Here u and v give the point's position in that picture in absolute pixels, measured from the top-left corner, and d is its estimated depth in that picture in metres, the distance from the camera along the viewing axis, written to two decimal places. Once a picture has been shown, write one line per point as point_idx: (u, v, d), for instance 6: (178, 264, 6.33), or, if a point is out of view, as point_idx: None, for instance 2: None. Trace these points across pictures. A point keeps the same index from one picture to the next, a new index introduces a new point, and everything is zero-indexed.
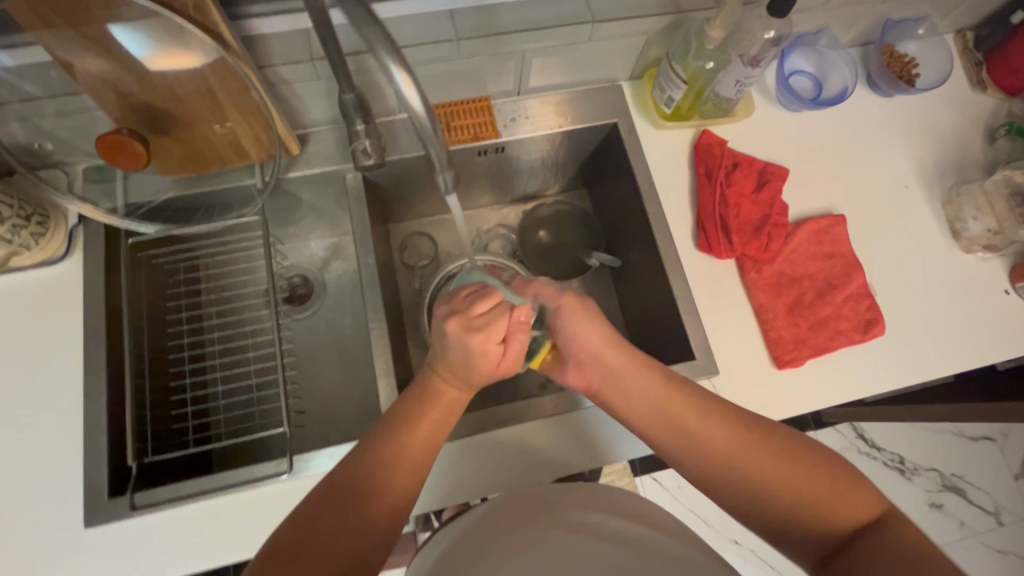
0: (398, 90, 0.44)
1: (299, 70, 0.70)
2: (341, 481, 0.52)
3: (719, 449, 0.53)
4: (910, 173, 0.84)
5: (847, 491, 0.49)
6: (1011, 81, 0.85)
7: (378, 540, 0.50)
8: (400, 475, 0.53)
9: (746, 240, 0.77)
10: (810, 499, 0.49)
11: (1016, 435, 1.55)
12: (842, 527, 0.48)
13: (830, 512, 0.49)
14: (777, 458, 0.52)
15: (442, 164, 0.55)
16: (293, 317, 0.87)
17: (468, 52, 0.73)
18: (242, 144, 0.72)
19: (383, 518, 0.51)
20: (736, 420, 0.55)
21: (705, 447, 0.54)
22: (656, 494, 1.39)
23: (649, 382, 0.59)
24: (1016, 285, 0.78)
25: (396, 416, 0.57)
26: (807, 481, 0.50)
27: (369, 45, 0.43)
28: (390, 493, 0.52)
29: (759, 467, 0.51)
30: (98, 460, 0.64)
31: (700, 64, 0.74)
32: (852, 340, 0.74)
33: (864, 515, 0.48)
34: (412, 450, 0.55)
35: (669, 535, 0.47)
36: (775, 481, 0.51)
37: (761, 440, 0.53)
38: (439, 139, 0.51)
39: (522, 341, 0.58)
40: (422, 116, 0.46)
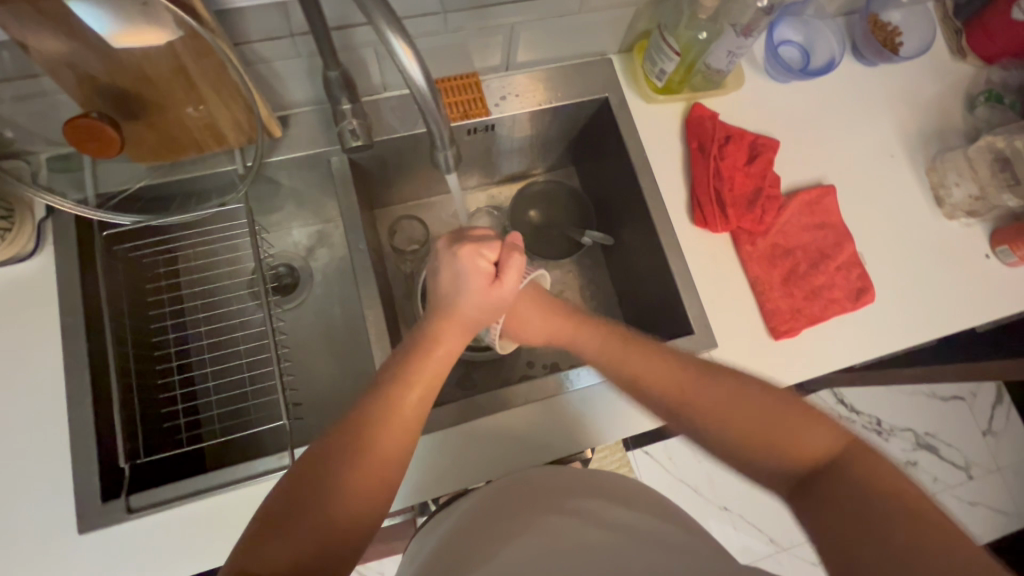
0: (397, 61, 0.42)
1: (278, 47, 0.66)
2: (333, 447, 0.49)
3: (662, 388, 0.56)
4: (896, 142, 0.85)
5: (803, 431, 0.50)
6: (989, 48, 0.87)
7: (361, 515, 0.48)
8: (383, 442, 0.51)
9: (741, 213, 0.77)
10: (766, 433, 0.50)
11: (984, 393, 1.63)
12: (805, 462, 0.49)
13: (792, 445, 0.49)
14: (730, 400, 0.53)
15: (443, 141, 0.53)
16: (282, 307, 0.84)
17: (456, 24, 0.70)
18: (220, 128, 0.69)
19: (372, 489, 0.49)
20: (677, 359, 0.57)
21: (657, 400, 0.56)
22: (647, 467, 1.42)
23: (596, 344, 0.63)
24: (996, 249, 0.80)
25: (389, 370, 0.56)
26: (755, 420, 0.51)
27: (366, 12, 0.40)
28: (378, 468, 0.50)
29: (712, 411, 0.53)
30: (87, 466, 0.61)
31: (693, 35, 0.73)
32: (844, 309, 0.75)
33: (819, 455, 0.48)
34: (402, 410, 0.53)
35: (675, 526, 0.49)
36: (727, 415, 0.52)
37: (707, 384, 0.54)
38: (441, 114, 0.49)
39: (515, 265, 0.60)
40: (423, 89, 0.45)
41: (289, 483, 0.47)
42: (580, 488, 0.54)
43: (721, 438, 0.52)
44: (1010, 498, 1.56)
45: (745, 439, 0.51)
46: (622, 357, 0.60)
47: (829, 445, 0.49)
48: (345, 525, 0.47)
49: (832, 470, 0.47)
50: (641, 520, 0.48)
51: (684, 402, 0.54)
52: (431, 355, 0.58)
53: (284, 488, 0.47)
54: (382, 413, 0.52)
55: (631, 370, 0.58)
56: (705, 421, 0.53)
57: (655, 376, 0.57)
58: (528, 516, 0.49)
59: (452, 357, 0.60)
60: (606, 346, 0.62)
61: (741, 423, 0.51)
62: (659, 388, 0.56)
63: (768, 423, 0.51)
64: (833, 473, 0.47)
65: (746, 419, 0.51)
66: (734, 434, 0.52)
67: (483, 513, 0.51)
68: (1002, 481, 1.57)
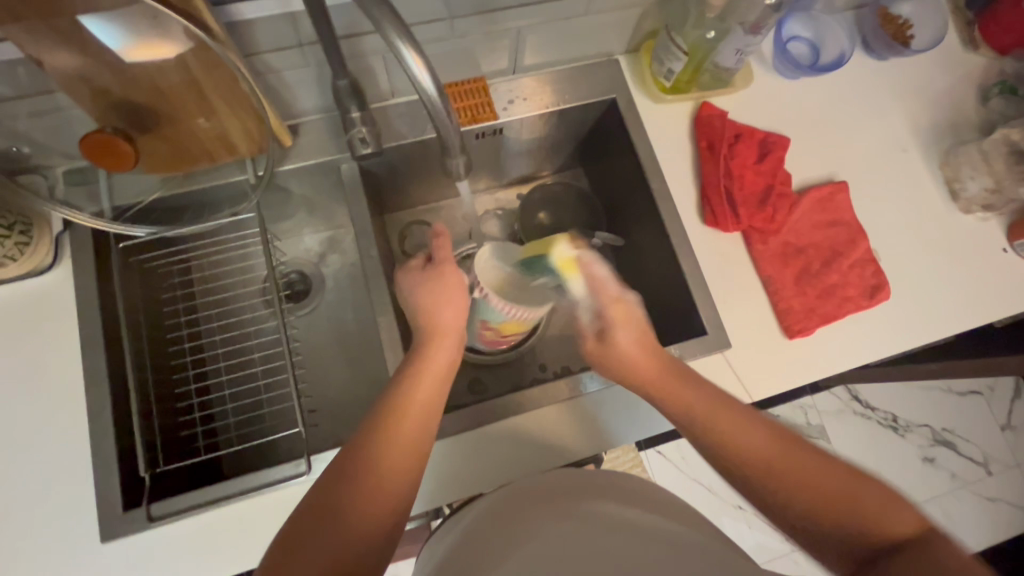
0: (408, 71, 0.42)
1: (287, 56, 0.66)
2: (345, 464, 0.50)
3: (745, 447, 0.55)
4: (909, 136, 0.84)
5: (888, 509, 0.49)
6: (1003, 39, 0.85)
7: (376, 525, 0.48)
8: (392, 453, 0.51)
9: (752, 212, 0.76)
10: (843, 500, 0.50)
11: (1001, 387, 1.61)
12: (884, 540, 0.47)
13: (873, 521, 0.48)
14: (816, 471, 0.52)
15: (454, 148, 0.53)
16: (295, 314, 0.85)
17: (463, 30, 0.70)
18: (231, 138, 0.69)
19: (385, 500, 0.50)
20: (763, 422, 0.56)
21: (741, 458, 0.55)
22: (660, 466, 1.42)
23: (691, 395, 0.59)
24: (1014, 243, 0.79)
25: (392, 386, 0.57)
26: (833, 486, 0.51)
27: (376, 23, 0.40)
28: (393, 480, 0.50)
29: (792, 473, 0.52)
30: (108, 475, 0.62)
31: (701, 34, 0.73)
32: (859, 306, 0.74)
33: (905, 531, 0.48)
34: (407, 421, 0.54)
35: (692, 531, 0.49)
36: (807, 482, 0.51)
37: (794, 451, 0.54)
38: (451, 122, 0.49)
39: (441, 241, 0.65)
40: (433, 97, 0.45)
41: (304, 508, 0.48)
42: (598, 490, 0.54)
43: (788, 501, 0.51)
44: None
45: (820, 507, 0.50)
46: (674, 383, 0.60)
47: (914, 523, 0.48)
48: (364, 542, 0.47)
49: (919, 545, 0.46)
50: (658, 524, 0.48)
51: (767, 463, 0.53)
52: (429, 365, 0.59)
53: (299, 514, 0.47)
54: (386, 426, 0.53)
55: (718, 420, 0.57)
56: (783, 489, 0.52)
57: (744, 436, 0.55)
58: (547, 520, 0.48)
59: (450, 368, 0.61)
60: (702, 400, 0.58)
61: (818, 487, 0.51)
62: (748, 446, 0.55)
63: (846, 496, 0.50)
64: (919, 547, 0.46)
65: (824, 484, 0.51)
66: (808, 500, 0.51)
67: (500, 516, 0.51)
68: (1021, 476, 1.55)
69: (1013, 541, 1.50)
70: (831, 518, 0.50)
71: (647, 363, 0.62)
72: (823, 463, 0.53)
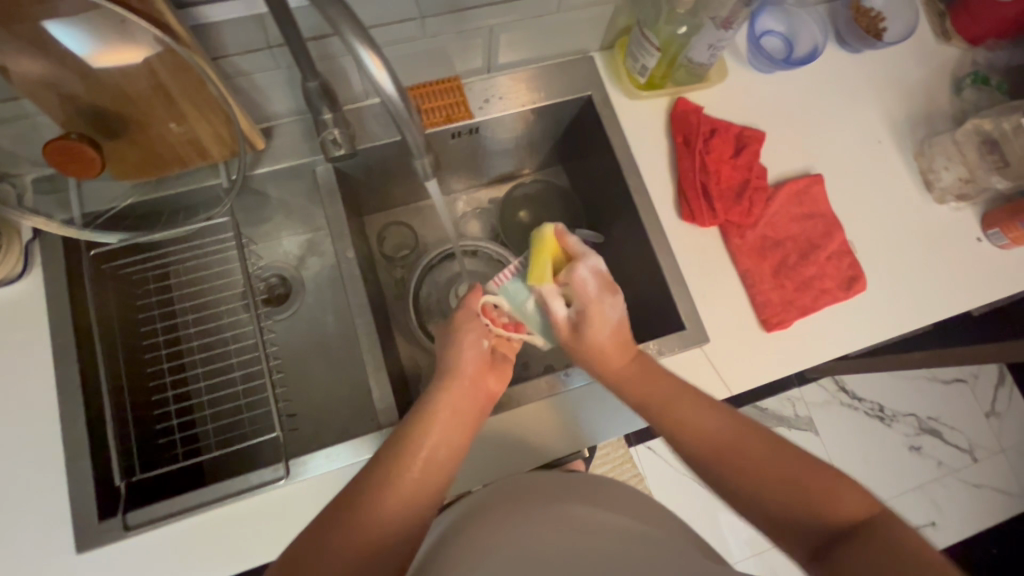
0: (367, 73, 0.42)
1: (257, 59, 0.66)
2: (364, 480, 0.52)
3: (702, 430, 0.57)
4: (883, 128, 0.84)
5: (840, 491, 0.50)
6: (974, 30, 0.86)
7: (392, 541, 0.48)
8: (410, 479, 0.52)
9: (728, 206, 0.77)
10: (800, 488, 0.51)
11: (986, 375, 1.63)
12: (836, 522, 0.48)
13: (824, 506, 0.49)
14: (769, 457, 0.53)
15: (419, 149, 0.53)
16: (274, 318, 0.85)
17: (434, 29, 0.70)
18: (203, 143, 0.68)
19: (404, 520, 0.50)
20: (722, 411, 0.58)
21: (698, 448, 0.56)
22: (650, 462, 1.42)
23: (659, 393, 0.61)
24: (988, 232, 0.80)
25: (411, 418, 0.58)
26: (788, 474, 0.51)
27: (334, 25, 0.40)
28: (400, 512, 0.50)
29: (754, 472, 0.53)
30: (83, 484, 0.61)
31: (672, 29, 0.73)
32: (835, 298, 0.75)
33: (853, 515, 0.48)
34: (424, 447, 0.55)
35: (663, 532, 0.49)
36: (760, 470, 0.52)
37: (750, 438, 0.55)
38: (414, 122, 0.49)
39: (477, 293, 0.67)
40: (395, 99, 0.44)
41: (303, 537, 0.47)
42: (577, 495, 0.54)
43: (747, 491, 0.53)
44: (1016, 479, 1.56)
45: (775, 496, 0.51)
46: (649, 379, 0.62)
47: (863, 505, 0.48)
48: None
49: (865, 528, 0.46)
50: (628, 526, 0.49)
51: (721, 454, 0.55)
52: (447, 403, 0.60)
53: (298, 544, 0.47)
54: (403, 450, 0.54)
55: (678, 414, 0.59)
56: (736, 474, 0.53)
57: (703, 425, 0.57)
58: (521, 523, 0.48)
59: (472, 415, 0.61)
60: (669, 395, 0.60)
61: (772, 477, 0.52)
62: (704, 434, 0.56)
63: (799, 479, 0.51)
64: (864, 531, 0.46)
65: (783, 473, 0.52)
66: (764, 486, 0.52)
67: (473, 517, 0.50)
68: (1006, 462, 1.57)
69: (999, 527, 1.52)
70: (786, 508, 0.50)
71: (617, 354, 0.64)
72: (776, 449, 0.53)
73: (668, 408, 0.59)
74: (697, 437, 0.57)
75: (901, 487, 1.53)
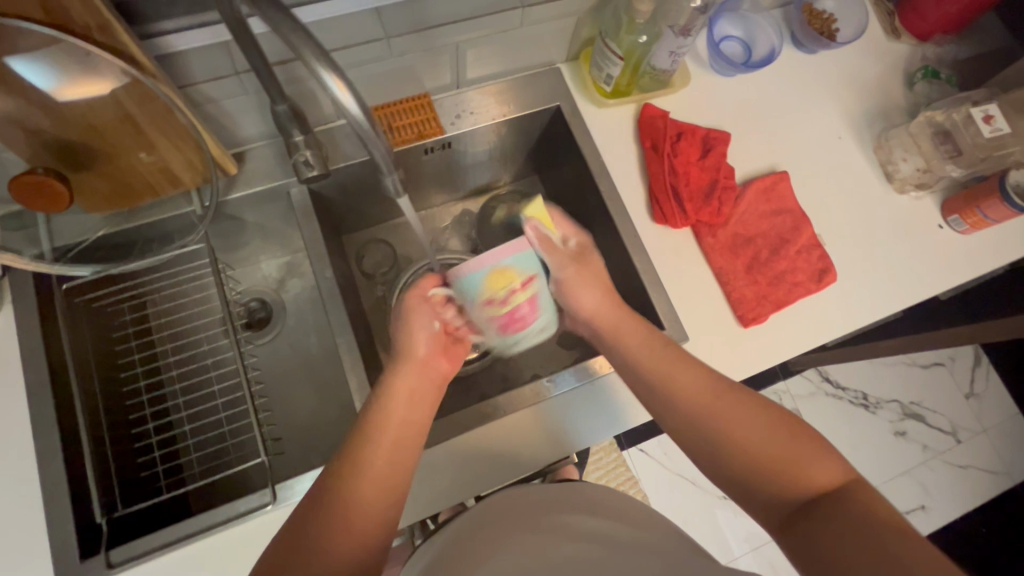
0: (332, 96, 0.42)
1: (224, 86, 0.66)
2: (326, 476, 0.52)
3: (684, 391, 0.57)
4: (843, 125, 0.87)
5: (806, 463, 0.51)
6: (922, 27, 0.90)
7: (352, 538, 0.49)
8: (371, 472, 0.52)
9: (698, 206, 0.78)
10: (763, 459, 0.52)
11: (962, 357, 1.67)
12: (813, 488, 0.50)
13: (803, 472, 0.50)
14: (753, 423, 0.54)
15: (388, 167, 0.54)
16: (255, 343, 0.84)
17: (401, 48, 0.71)
18: (174, 171, 0.68)
19: (368, 515, 0.50)
20: (709, 374, 0.58)
21: (681, 403, 0.57)
22: (643, 463, 1.44)
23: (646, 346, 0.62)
24: (948, 219, 0.83)
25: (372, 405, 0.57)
26: (772, 439, 0.52)
27: (297, 51, 0.40)
28: (376, 503, 0.51)
29: (740, 441, 0.53)
30: (63, 523, 0.60)
31: (634, 39, 0.74)
32: (808, 290, 0.77)
33: (825, 483, 0.50)
34: (383, 434, 0.54)
35: (654, 536, 0.49)
36: (739, 438, 0.53)
37: (736, 402, 0.55)
38: (382, 141, 0.49)
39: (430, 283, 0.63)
40: (361, 120, 0.45)
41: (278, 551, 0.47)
42: (563, 505, 0.55)
43: (727, 456, 0.54)
44: (998, 457, 1.60)
45: (757, 463, 0.52)
46: (629, 332, 0.63)
47: (838, 474, 0.50)
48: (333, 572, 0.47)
49: (837, 496, 0.48)
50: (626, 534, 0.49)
51: (700, 408, 0.56)
52: (405, 388, 0.59)
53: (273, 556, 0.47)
54: (365, 439, 0.54)
55: (661, 372, 0.59)
56: (714, 433, 0.54)
57: (686, 384, 0.57)
58: (521, 532, 0.49)
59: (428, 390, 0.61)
60: (652, 349, 0.61)
61: (739, 446, 0.53)
62: (689, 391, 0.57)
63: (779, 447, 0.52)
64: (828, 505, 0.48)
65: (749, 441, 0.53)
66: (748, 453, 0.53)
67: (466, 535, 0.51)
68: (988, 441, 1.61)
69: (986, 506, 1.55)
70: (759, 476, 0.52)
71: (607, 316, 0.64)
72: (757, 418, 0.54)
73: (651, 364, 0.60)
74: (678, 394, 0.57)
75: (889, 473, 1.55)
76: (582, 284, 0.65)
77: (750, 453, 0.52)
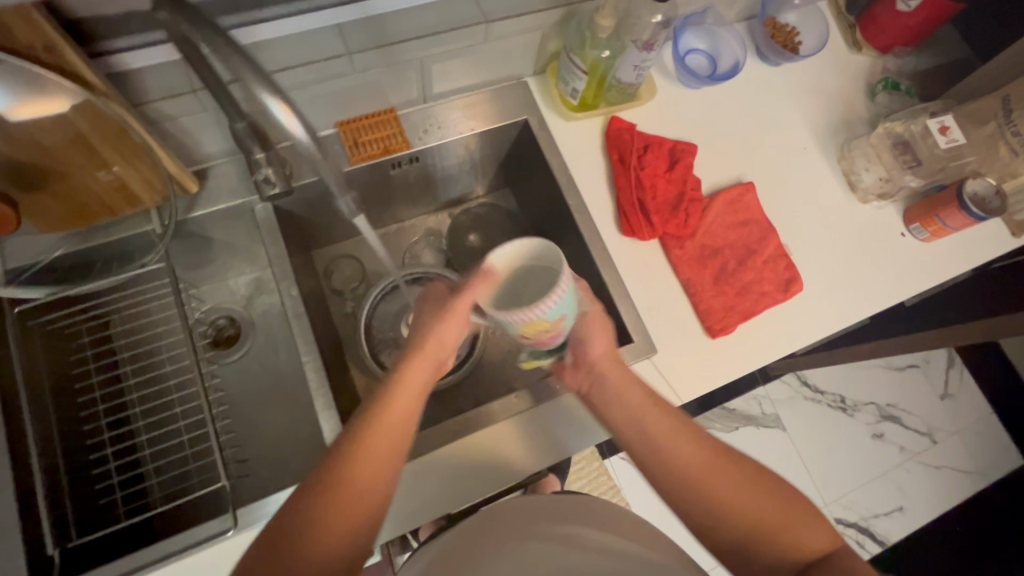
0: (275, 119, 0.41)
1: (182, 103, 0.65)
2: (319, 478, 0.51)
3: (678, 454, 0.56)
4: (808, 135, 0.89)
5: (805, 527, 0.52)
6: (882, 40, 0.92)
7: (337, 549, 0.49)
8: (363, 480, 0.51)
9: (665, 219, 0.79)
10: (761, 523, 0.52)
11: (936, 359, 1.70)
12: (801, 559, 0.51)
13: (795, 541, 0.51)
14: (748, 491, 0.53)
15: (336, 189, 0.55)
16: (220, 362, 0.82)
17: (364, 64, 0.70)
18: (132, 190, 0.67)
19: (358, 525, 0.50)
20: (701, 433, 0.58)
21: (676, 467, 0.56)
22: (626, 472, 1.44)
23: (641, 401, 0.60)
24: (910, 228, 0.84)
25: (376, 401, 0.56)
26: (766, 509, 0.53)
27: (237, 73, 0.40)
28: (344, 523, 0.50)
29: (735, 508, 0.53)
30: (13, 555, 0.57)
31: (597, 54, 0.74)
32: (775, 300, 0.78)
33: (813, 551, 0.51)
34: (382, 439, 0.53)
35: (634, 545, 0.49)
36: (735, 507, 0.53)
37: (730, 466, 0.55)
38: (327, 162, 0.49)
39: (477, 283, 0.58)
40: (304, 141, 0.44)
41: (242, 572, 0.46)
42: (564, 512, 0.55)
43: (720, 525, 0.53)
44: (972, 457, 1.62)
45: (750, 530, 0.52)
46: (624, 387, 0.61)
47: (823, 543, 0.52)
48: None
49: (826, 565, 0.50)
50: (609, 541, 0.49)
51: (694, 474, 0.55)
52: (407, 389, 0.57)
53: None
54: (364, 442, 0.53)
55: (654, 434, 0.58)
56: (707, 499, 0.54)
57: (682, 445, 0.56)
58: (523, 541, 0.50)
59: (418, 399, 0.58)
60: (647, 406, 0.60)
61: (741, 513, 0.53)
62: (682, 455, 0.56)
63: (771, 516, 0.52)
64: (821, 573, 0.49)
65: (747, 510, 0.53)
66: (739, 524, 0.53)
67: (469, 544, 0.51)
68: (963, 442, 1.63)
69: (963, 505, 1.57)
70: (748, 544, 0.52)
71: (616, 373, 0.62)
72: (753, 484, 0.54)
73: (649, 420, 0.59)
74: (673, 459, 0.56)
75: (868, 475, 1.57)
76: (597, 333, 0.64)
77: (742, 522, 0.53)
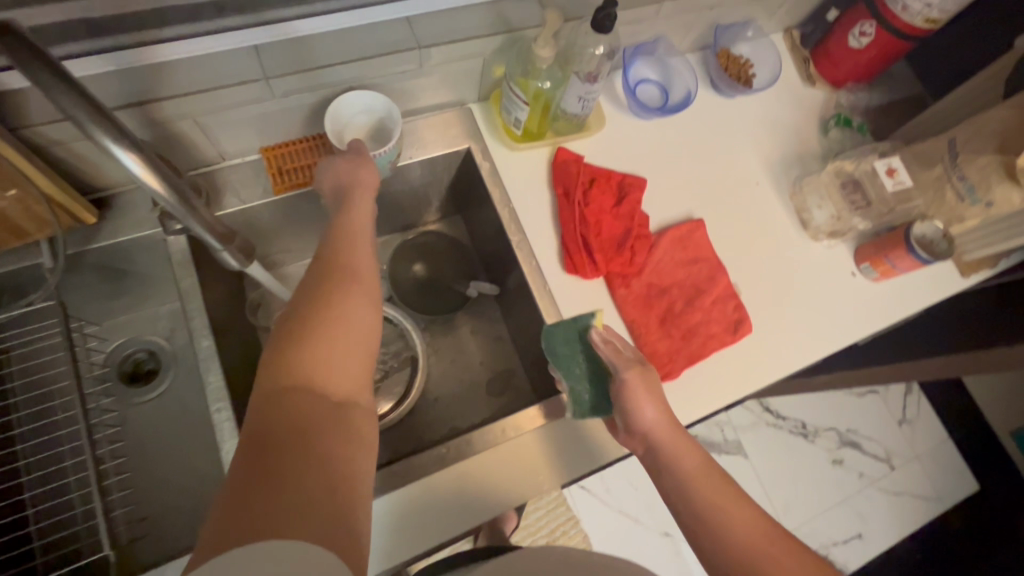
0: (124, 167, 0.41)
1: (68, 129, 0.58)
2: (293, 326, 0.48)
3: (736, 529, 0.52)
4: (761, 170, 0.86)
5: None
6: (835, 74, 0.91)
7: (341, 381, 0.47)
8: (350, 312, 0.50)
9: (610, 257, 0.76)
10: None
11: (895, 385, 1.70)
12: None
13: None
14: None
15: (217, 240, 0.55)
16: (128, 404, 0.75)
17: (285, 89, 0.65)
18: (13, 222, 0.60)
19: (354, 362, 0.49)
20: (759, 508, 0.54)
21: (735, 543, 0.52)
22: (585, 502, 1.39)
23: (695, 466, 0.57)
24: (861, 267, 0.83)
25: (325, 247, 0.56)
26: None
27: (72, 116, 0.38)
28: (344, 360, 0.48)
29: None
30: None
31: (539, 84, 0.70)
32: (722, 343, 0.74)
33: None
34: (351, 273, 0.54)
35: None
36: None
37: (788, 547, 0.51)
38: (189, 208, 0.49)
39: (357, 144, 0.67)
40: (159, 190, 0.44)
41: (246, 438, 0.42)
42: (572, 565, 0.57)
43: None
44: (931, 483, 1.63)
45: None
46: (676, 453, 0.58)
47: None
48: (324, 418, 0.44)
49: None
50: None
51: (751, 553, 0.51)
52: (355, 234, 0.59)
53: (240, 445, 0.41)
54: (335, 280, 0.52)
55: (710, 509, 0.54)
56: None
57: (737, 519, 0.53)
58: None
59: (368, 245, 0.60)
60: (701, 472, 0.56)
61: None
62: (741, 532, 0.52)
63: None
64: None
65: None
66: None
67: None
68: (921, 468, 1.64)
69: (921, 533, 1.57)
70: None
71: (670, 437, 0.59)
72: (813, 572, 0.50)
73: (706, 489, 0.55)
74: (730, 535, 0.52)
75: (827, 503, 1.55)
76: (644, 396, 0.61)
77: None
